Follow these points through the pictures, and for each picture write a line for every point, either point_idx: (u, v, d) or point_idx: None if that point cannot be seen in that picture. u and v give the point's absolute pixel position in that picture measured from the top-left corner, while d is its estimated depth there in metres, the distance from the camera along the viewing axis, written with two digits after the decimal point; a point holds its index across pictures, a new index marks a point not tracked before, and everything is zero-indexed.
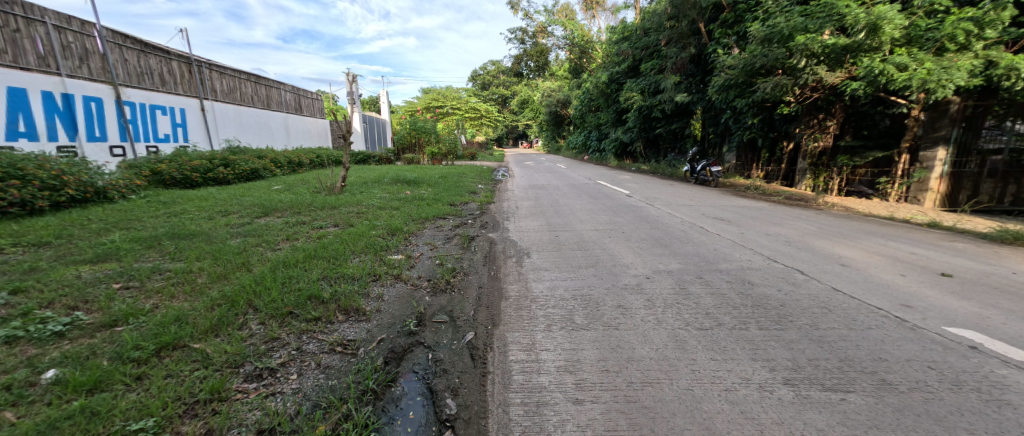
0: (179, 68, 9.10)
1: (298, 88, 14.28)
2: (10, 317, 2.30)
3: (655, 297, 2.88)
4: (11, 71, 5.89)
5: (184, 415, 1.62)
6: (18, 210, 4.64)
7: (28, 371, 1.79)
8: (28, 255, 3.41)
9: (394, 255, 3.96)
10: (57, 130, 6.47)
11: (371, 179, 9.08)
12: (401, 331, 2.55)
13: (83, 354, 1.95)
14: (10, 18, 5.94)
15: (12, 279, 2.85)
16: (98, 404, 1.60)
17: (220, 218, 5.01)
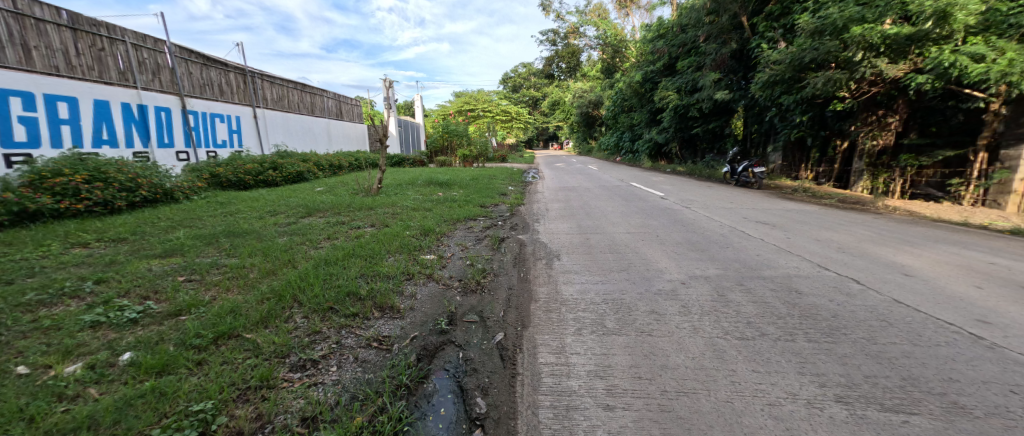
0: (235, 79, 9.78)
1: (339, 94, 14.97)
2: (94, 305, 2.57)
3: (693, 303, 2.81)
4: (96, 85, 6.55)
5: (237, 399, 1.76)
6: (101, 209, 5.19)
7: (109, 353, 2.00)
8: (108, 249, 3.78)
9: (426, 255, 4.07)
10: (134, 138, 7.14)
11: (406, 181, 9.34)
12: (434, 329, 2.63)
13: (152, 339, 2.15)
14: (97, 39, 6.62)
15: (97, 270, 3.19)
16: (165, 385, 1.76)
17: (269, 218, 5.34)
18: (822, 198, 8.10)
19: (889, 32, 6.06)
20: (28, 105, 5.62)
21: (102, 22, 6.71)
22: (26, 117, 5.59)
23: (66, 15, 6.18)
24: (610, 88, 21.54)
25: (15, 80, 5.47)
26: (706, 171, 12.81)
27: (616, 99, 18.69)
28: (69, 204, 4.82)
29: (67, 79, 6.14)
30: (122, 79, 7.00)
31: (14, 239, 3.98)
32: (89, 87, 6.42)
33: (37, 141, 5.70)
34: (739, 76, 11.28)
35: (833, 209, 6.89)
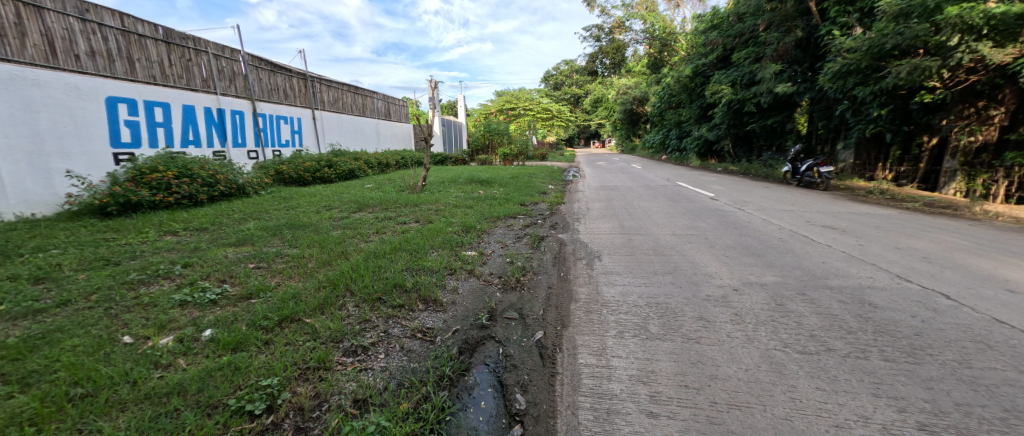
0: (298, 84, 10.48)
1: (388, 96, 15.61)
2: (182, 286, 2.91)
3: (747, 311, 2.67)
4: (184, 92, 7.30)
5: (299, 378, 1.91)
6: (187, 202, 5.82)
7: (194, 329, 2.25)
8: (192, 238, 4.23)
9: (468, 251, 4.17)
10: (214, 139, 7.88)
11: (449, 179, 9.58)
12: (474, 324, 2.71)
13: (229, 318, 2.39)
14: (186, 50, 7.39)
15: (183, 256, 3.58)
16: (239, 360, 1.95)
17: (325, 212, 5.69)
18: (903, 201, 7.37)
19: (994, 11, 5.40)
20: (132, 110, 6.35)
21: (189, 36, 7.45)
22: (130, 120, 6.33)
23: (161, 30, 6.91)
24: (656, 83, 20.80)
25: (124, 90, 6.22)
26: (763, 170, 12.02)
27: (663, 95, 18.08)
28: (160, 196, 5.47)
29: (161, 87, 6.88)
30: (205, 85, 7.73)
31: (118, 227, 4.58)
32: (179, 94, 7.18)
33: (138, 142, 6.44)
34: (805, 67, 10.54)
35: (915, 214, 6.24)
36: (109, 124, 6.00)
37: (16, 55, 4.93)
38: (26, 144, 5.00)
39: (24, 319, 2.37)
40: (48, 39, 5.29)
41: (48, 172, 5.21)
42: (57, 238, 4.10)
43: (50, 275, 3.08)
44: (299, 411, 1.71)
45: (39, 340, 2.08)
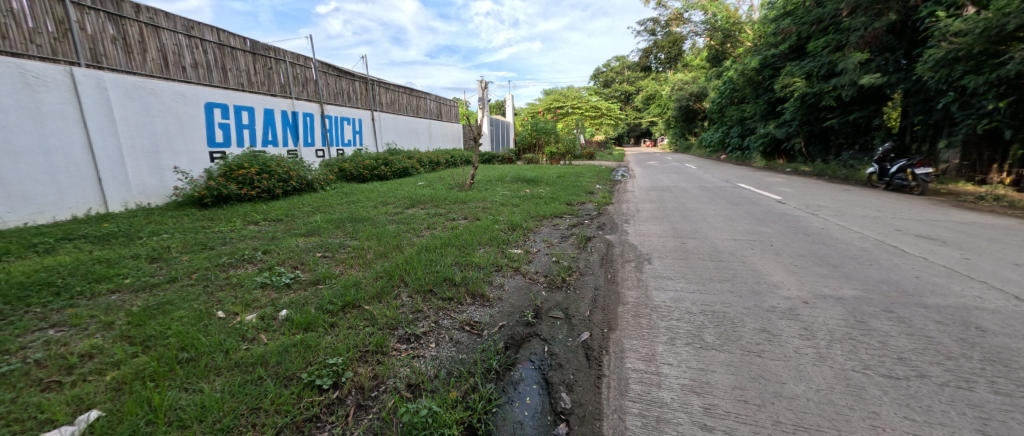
0: (360, 87, 11.09)
1: (440, 97, 16.11)
2: (263, 270, 3.28)
3: (821, 327, 2.45)
4: (265, 97, 8.02)
5: (359, 359, 2.05)
6: (265, 195, 6.42)
7: (273, 309, 2.52)
8: (269, 228, 4.67)
9: (514, 249, 4.20)
10: (288, 139, 8.61)
11: (496, 177, 9.70)
12: (521, 320, 2.74)
13: (301, 300, 2.63)
14: (268, 60, 8.14)
15: (262, 244, 4.00)
16: (310, 339, 2.15)
17: (381, 207, 6.01)
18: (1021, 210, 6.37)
19: None
20: (225, 113, 7.19)
21: (270, 47, 8.16)
22: (223, 123, 7.16)
23: (248, 43, 7.66)
24: (716, 78, 19.61)
25: (218, 96, 7.03)
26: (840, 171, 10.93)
27: (726, 90, 17.20)
28: (245, 191, 6.14)
29: (247, 93, 7.65)
30: (281, 91, 8.44)
31: (211, 217, 5.17)
32: (261, 99, 7.92)
33: (228, 141, 7.29)
34: (897, 55, 9.41)
35: None
36: (206, 126, 6.84)
37: (141, 68, 5.85)
38: (144, 143, 5.87)
39: (143, 291, 2.89)
40: (162, 54, 6.18)
41: (159, 167, 6.08)
42: (166, 225, 4.76)
43: (161, 256, 3.68)
44: (360, 389, 1.85)
45: (155, 310, 2.52)
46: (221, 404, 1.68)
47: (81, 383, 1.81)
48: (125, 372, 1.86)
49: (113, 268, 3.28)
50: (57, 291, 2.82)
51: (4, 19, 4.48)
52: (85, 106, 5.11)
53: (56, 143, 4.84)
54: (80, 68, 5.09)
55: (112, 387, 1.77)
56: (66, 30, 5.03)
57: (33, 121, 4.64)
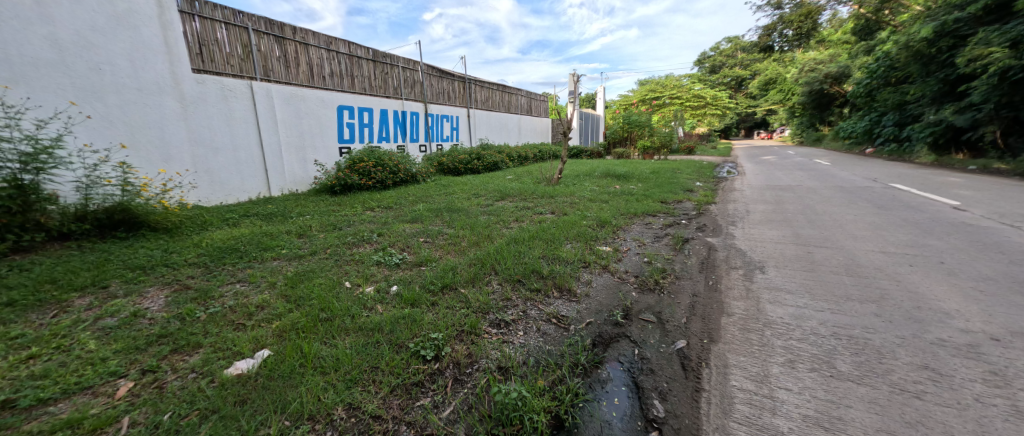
0: (458, 86, 11.66)
1: (531, 92, 16.23)
2: (377, 250, 3.81)
3: (1018, 374, 1.88)
4: (381, 99, 8.89)
5: (456, 337, 2.40)
6: (378, 185, 7.18)
7: (386, 284, 3.06)
8: (380, 214, 5.21)
9: (602, 247, 4.04)
10: (397, 135, 9.48)
11: (584, 172, 9.45)
12: (608, 320, 2.69)
13: (408, 279, 3.13)
14: (386, 66, 8.99)
15: (376, 228, 4.51)
16: (416, 314, 2.59)
17: (474, 199, 6.27)
18: None
19: None
20: (351, 114, 8.17)
21: (387, 54, 8.98)
22: (349, 123, 8.17)
23: (371, 52, 8.53)
24: (866, 53, 16.21)
25: (346, 99, 8.00)
26: None
27: (876, 69, 14.24)
28: (365, 181, 6.96)
29: (369, 96, 8.57)
30: (394, 93, 9.25)
31: (339, 203, 5.90)
32: (379, 101, 8.80)
33: (353, 138, 8.31)
34: None
35: None
36: (337, 126, 7.87)
37: (295, 79, 7.01)
38: (295, 140, 7.10)
39: (295, 260, 3.59)
40: (310, 66, 7.28)
41: (305, 161, 7.28)
42: (308, 208, 5.60)
43: (305, 232, 4.39)
44: (457, 364, 2.18)
45: (303, 275, 3.22)
46: (350, 359, 2.15)
47: (256, 327, 2.48)
48: (284, 323, 2.49)
49: (273, 240, 4.03)
50: (241, 254, 3.70)
51: (212, 46, 5.84)
52: (258, 112, 6.43)
53: (240, 141, 6.23)
54: (257, 81, 6.41)
55: (277, 333, 2.40)
56: (249, 51, 6.30)
57: (228, 124, 6.06)
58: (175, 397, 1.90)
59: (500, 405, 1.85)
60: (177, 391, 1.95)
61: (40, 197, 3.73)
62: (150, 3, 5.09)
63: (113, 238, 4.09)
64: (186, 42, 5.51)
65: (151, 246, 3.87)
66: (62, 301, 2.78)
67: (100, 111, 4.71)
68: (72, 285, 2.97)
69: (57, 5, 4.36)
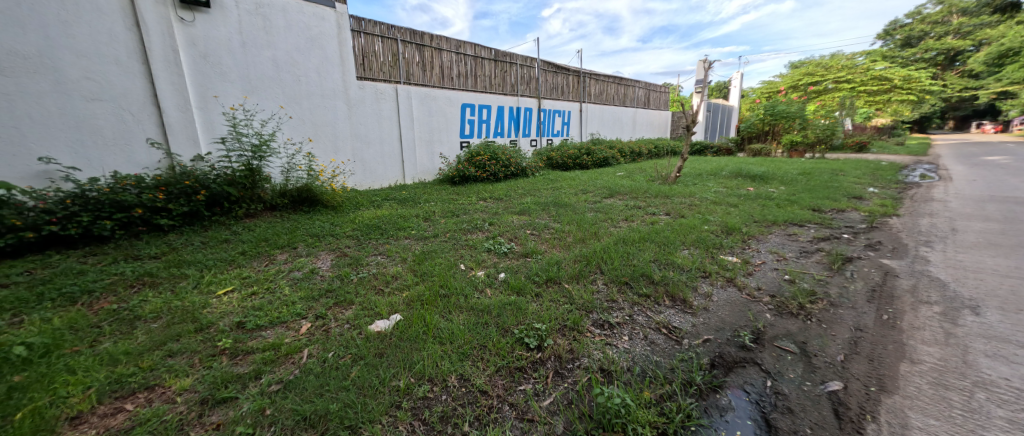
0: (572, 80, 11.48)
1: (650, 83, 15.14)
2: (488, 238, 3.95)
3: None
4: (499, 96, 9.24)
5: (558, 331, 2.34)
6: (490, 177, 7.52)
7: (495, 270, 3.15)
8: (491, 205, 5.40)
9: (727, 256, 3.52)
10: (511, 130, 9.76)
11: (708, 171, 8.46)
12: (733, 340, 2.32)
13: (515, 268, 3.18)
14: (506, 64, 9.28)
15: (487, 218, 4.67)
16: (520, 302, 2.59)
17: (581, 195, 6.09)
18: None
19: None
20: (472, 112, 8.67)
21: (507, 52, 9.27)
22: (470, 119, 8.69)
23: (493, 52, 8.90)
24: None
25: (468, 97, 8.50)
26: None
27: None
28: (480, 174, 7.35)
29: (488, 94, 8.97)
30: (511, 90, 9.52)
31: (458, 193, 6.33)
32: (496, 98, 9.16)
33: (472, 134, 8.82)
34: None
35: None
36: (459, 122, 8.43)
37: (429, 80, 7.68)
38: (426, 135, 7.82)
39: (421, 241, 3.95)
40: (442, 69, 7.90)
41: (432, 154, 8.00)
42: (433, 196, 6.13)
43: (429, 217, 4.79)
44: (558, 358, 2.13)
45: (427, 254, 3.51)
46: (462, 334, 2.25)
47: (391, 293, 2.79)
48: (411, 294, 2.73)
49: (405, 222, 4.49)
50: (381, 232, 4.20)
51: (372, 57, 6.75)
52: (400, 110, 7.24)
53: (387, 136, 7.15)
54: (401, 85, 7.21)
55: (406, 301, 2.66)
56: (396, 59, 7.09)
57: (380, 121, 6.99)
58: (336, 340, 2.24)
59: (601, 408, 1.74)
60: (338, 336, 2.30)
61: (262, 178, 4.93)
62: (333, 25, 6.09)
63: (300, 210, 5.09)
64: (354, 54, 6.46)
65: (320, 218, 4.69)
66: (271, 255, 3.57)
67: (300, 112, 5.93)
68: (277, 244, 3.77)
69: (278, 33, 5.56)
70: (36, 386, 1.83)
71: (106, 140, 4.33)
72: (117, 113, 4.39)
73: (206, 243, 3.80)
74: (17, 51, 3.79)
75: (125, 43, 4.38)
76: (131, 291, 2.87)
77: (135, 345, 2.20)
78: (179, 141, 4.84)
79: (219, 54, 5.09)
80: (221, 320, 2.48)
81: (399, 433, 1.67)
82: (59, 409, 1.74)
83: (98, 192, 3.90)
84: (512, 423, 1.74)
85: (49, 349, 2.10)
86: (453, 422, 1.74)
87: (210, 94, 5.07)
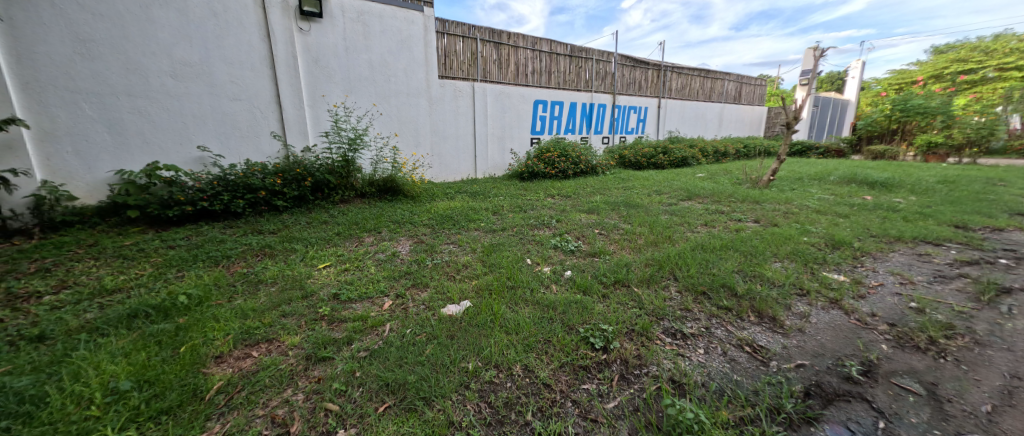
0: (651, 75, 10.86)
1: (743, 76, 13.76)
2: (555, 235, 3.89)
3: None
4: (573, 92, 9.05)
5: (625, 335, 2.22)
6: (558, 174, 7.42)
7: (561, 267, 3.09)
8: (559, 202, 5.31)
9: (831, 274, 3.07)
10: (582, 127, 9.54)
11: (809, 176, 7.46)
12: (836, 370, 2.00)
13: (581, 266, 3.09)
14: (581, 60, 9.06)
15: (555, 214, 4.61)
16: (587, 302, 2.51)
17: (655, 196, 5.74)
18: None
19: None
20: (544, 108, 8.61)
21: (583, 47, 9.05)
22: (542, 116, 8.64)
23: (568, 47, 8.74)
24: None
25: (542, 93, 8.44)
26: None
27: None
28: (548, 170, 7.30)
29: (562, 90, 8.82)
30: (585, 85, 9.27)
31: (526, 189, 6.34)
32: (570, 94, 8.98)
33: (543, 131, 8.76)
34: None
35: None
36: (531, 119, 8.42)
37: (504, 78, 7.78)
38: (498, 131, 7.95)
39: (489, 233, 4.02)
40: (518, 66, 7.95)
41: (503, 150, 8.13)
42: (502, 190, 6.22)
43: (498, 211, 4.85)
44: (625, 362, 2.02)
45: (495, 246, 3.56)
46: (528, 327, 2.24)
47: (462, 281, 2.88)
48: (480, 283, 2.80)
49: (475, 214, 4.61)
50: (454, 222, 4.35)
51: (453, 56, 7.00)
52: (476, 107, 7.44)
53: (464, 132, 7.41)
54: (479, 82, 7.41)
55: (475, 289, 2.72)
56: (474, 57, 7.28)
57: (457, 118, 7.25)
58: (413, 319, 2.37)
59: (672, 421, 1.62)
60: (414, 315, 2.42)
61: (355, 167, 5.39)
62: (421, 27, 6.41)
63: (384, 198, 5.47)
64: (437, 54, 6.75)
65: (401, 207, 5.00)
66: (360, 237, 3.88)
67: (390, 109, 6.38)
68: (364, 227, 4.10)
69: (375, 37, 6.00)
70: (194, 328, 2.23)
71: (241, 133, 5.12)
72: (250, 110, 5.15)
73: (310, 222, 4.27)
74: (185, 60, 4.65)
75: (257, 50, 5.09)
76: (257, 259, 3.32)
77: (260, 303, 2.55)
78: (293, 134, 5.50)
79: (327, 58, 5.64)
80: (320, 290, 2.76)
81: (467, 412, 1.70)
82: (209, 348, 2.07)
83: (236, 175, 4.58)
84: (575, 420, 1.69)
85: (202, 299, 2.56)
86: (517, 409, 1.74)
87: (319, 94, 5.64)
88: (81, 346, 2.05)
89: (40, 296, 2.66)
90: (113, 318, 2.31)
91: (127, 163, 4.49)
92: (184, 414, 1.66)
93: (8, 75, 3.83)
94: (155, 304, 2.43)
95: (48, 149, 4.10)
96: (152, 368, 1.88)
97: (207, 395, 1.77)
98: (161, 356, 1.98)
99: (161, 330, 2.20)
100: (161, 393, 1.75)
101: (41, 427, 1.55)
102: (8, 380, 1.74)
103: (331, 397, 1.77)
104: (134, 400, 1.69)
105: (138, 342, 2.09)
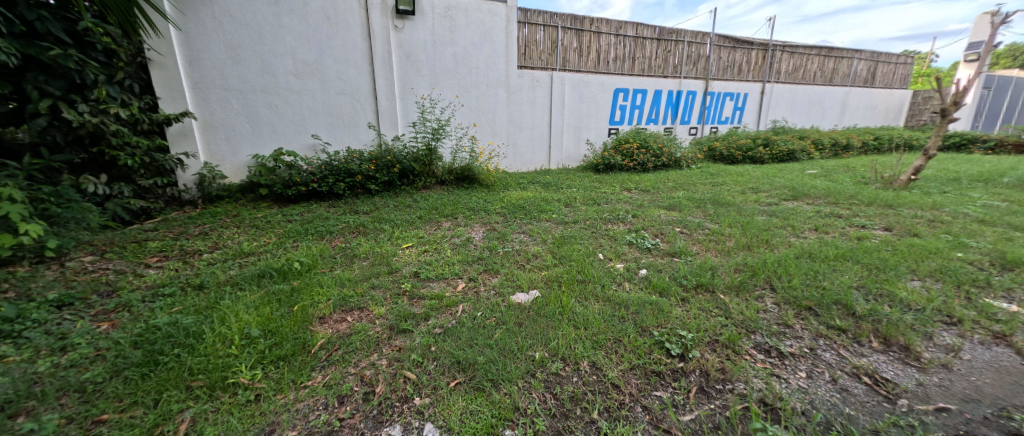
0: (756, 56, 9.64)
1: (878, 53, 11.55)
2: (631, 230, 3.67)
3: None
4: (659, 79, 8.39)
5: (708, 345, 2.00)
6: (636, 167, 7.01)
7: (635, 265, 2.90)
8: (637, 197, 5.00)
9: (994, 302, 2.41)
10: (667, 118, 8.85)
11: (966, 176, 6.00)
12: (996, 423, 1.57)
13: (659, 266, 2.86)
14: (671, 43, 8.36)
15: (632, 209, 4.34)
16: (663, 304, 2.31)
17: (751, 194, 5.11)
18: None
19: None
20: (625, 97, 8.13)
21: (674, 29, 8.34)
22: (622, 105, 8.18)
23: (657, 30, 8.14)
24: None
25: (625, 81, 7.99)
26: None
27: None
28: (626, 163, 6.91)
29: (646, 77, 8.24)
30: (673, 71, 8.54)
31: (601, 181, 6.09)
32: (657, 81, 8.35)
33: (623, 121, 8.30)
34: None
35: None
36: (610, 108, 8.03)
37: (584, 66, 7.51)
38: (575, 122, 7.74)
39: (561, 225, 3.92)
40: (600, 53, 7.61)
41: (579, 140, 7.91)
42: (576, 182, 6.05)
43: (570, 203, 4.72)
44: (705, 375, 1.82)
45: (567, 239, 3.46)
46: (598, 324, 2.13)
47: (531, 271, 2.85)
48: (549, 274, 2.74)
49: (548, 206, 4.54)
50: (527, 212, 4.33)
51: (534, 46, 6.94)
52: (554, 97, 7.32)
53: (541, 122, 7.36)
54: (558, 71, 7.25)
55: (544, 280, 2.67)
56: (555, 45, 7.12)
57: (535, 108, 7.21)
58: (483, 303, 2.40)
59: None
60: (485, 299, 2.46)
61: (437, 156, 5.66)
62: (504, 19, 6.46)
63: (462, 186, 5.67)
64: (518, 45, 6.76)
65: (476, 195, 5.13)
66: (438, 222, 4.06)
67: (470, 100, 6.56)
68: (442, 213, 4.28)
69: (461, 31, 6.18)
70: (305, 291, 2.52)
71: (344, 123, 5.67)
72: (353, 102, 5.66)
73: (396, 205, 4.59)
74: (303, 60, 5.26)
75: (359, 48, 5.56)
76: (352, 235, 3.67)
77: (355, 274, 2.81)
78: (385, 124, 5.94)
79: (417, 53, 5.95)
80: (403, 268, 2.95)
81: (533, 400, 1.67)
82: (316, 309, 2.33)
83: (339, 161, 5.10)
84: (645, 427, 1.57)
85: (310, 267, 2.89)
86: (583, 405, 1.66)
87: (409, 87, 6.00)
88: (227, 296, 2.45)
89: (202, 253, 3.25)
90: (248, 276, 2.73)
91: (260, 148, 5.25)
92: (295, 362, 1.89)
93: (183, 76, 4.68)
94: (278, 267, 2.82)
95: (208, 137, 4.94)
96: (275, 321, 2.18)
97: (313, 349, 1.99)
98: (281, 312, 2.28)
99: (281, 289, 2.54)
100: (279, 342, 2.02)
101: (201, 356, 1.88)
102: (179, 317, 2.16)
103: (409, 367, 1.87)
104: (261, 344, 1.97)
105: (265, 297, 2.44)
